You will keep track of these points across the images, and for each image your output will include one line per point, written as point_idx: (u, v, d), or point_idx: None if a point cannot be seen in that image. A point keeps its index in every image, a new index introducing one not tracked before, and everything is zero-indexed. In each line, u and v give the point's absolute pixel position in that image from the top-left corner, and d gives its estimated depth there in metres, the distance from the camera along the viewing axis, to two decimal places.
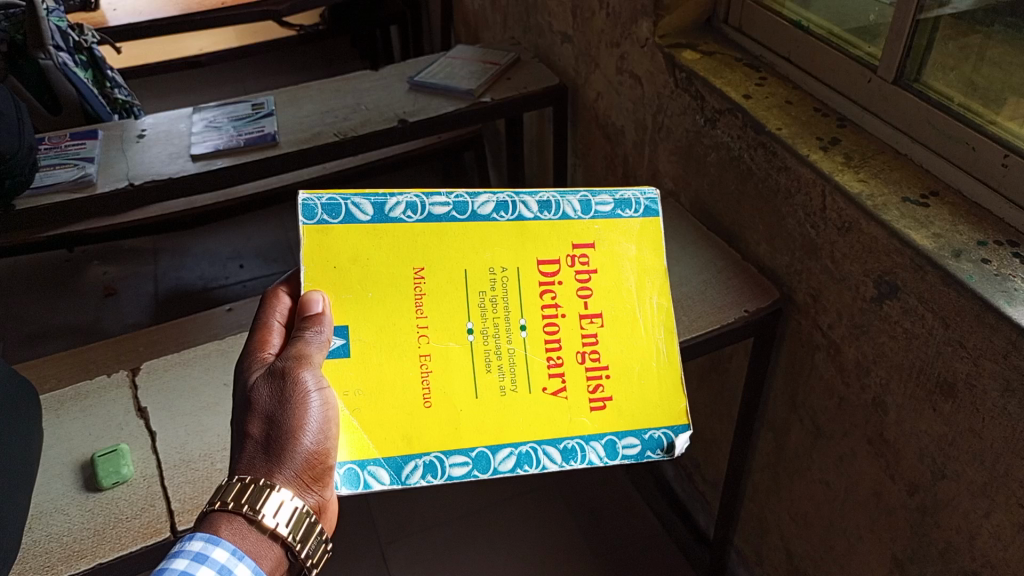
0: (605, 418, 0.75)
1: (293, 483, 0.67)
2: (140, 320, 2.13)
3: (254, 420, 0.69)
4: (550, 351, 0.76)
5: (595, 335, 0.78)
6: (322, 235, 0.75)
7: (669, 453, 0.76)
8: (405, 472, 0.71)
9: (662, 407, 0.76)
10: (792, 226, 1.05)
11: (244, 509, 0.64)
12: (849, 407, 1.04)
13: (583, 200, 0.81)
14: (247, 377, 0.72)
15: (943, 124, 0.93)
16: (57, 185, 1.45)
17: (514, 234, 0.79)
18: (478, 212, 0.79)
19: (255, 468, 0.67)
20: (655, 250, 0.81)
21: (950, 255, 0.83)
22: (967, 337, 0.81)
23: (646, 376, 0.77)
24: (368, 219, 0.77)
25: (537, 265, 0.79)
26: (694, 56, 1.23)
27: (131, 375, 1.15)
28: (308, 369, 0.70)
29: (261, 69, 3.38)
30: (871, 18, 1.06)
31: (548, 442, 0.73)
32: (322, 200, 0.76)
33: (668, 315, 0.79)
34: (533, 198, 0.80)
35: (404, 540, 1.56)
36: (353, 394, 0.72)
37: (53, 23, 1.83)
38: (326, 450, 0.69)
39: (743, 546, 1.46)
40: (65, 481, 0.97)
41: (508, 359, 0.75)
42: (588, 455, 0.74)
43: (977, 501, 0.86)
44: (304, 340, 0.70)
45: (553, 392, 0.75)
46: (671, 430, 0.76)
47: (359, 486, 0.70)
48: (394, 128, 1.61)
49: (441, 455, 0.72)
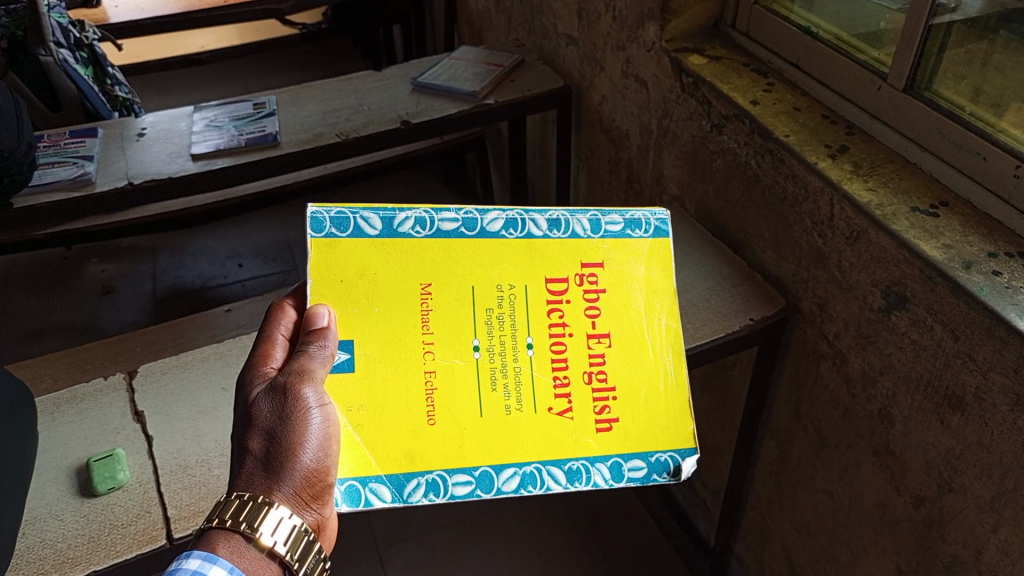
0: (611, 440, 0.74)
1: (292, 501, 0.66)
2: (138, 319, 2.11)
3: (254, 435, 0.68)
4: (556, 370, 0.75)
5: (602, 355, 0.76)
6: (330, 248, 0.75)
7: (676, 478, 0.74)
8: (407, 490, 0.70)
9: (669, 429, 0.75)
10: (799, 234, 1.04)
11: (242, 527, 0.63)
12: (854, 418, 1.03)
13: (593, 219, 0.80)
14: (248, 392, 0.71)
15: (954, 133, 0.91)
16: (56, 183, 1.43)
17: (523, 251, 0.78)
18: (486, 229, 0.78)
19: (254, 485, 0.66)
20: (665, 271, 0.80)
21: (960, 266, 0.82)
22: (977, 350, 0.80)
23: (653, 399, 0.76)
24: (376, 233, 0.76)
25: (544, 283, 0.77)
26: (700, 61, 1.22)
27: (128, 378, 1.13)
28: (310, 385, 0.69)
29: (263, 67, 3.38)
30: (881, 25, 1.04)
31: (553, 462, 0.72)
32: (331, 214, 0.76)
33: (676, 336, 0.77)
34: (543, 215, 0.79)
35: (402, 546, 1.56)
36: (356, 410, 0.71)
37: (54, 20, 1.82)
38: (326, 468, 0.67)
39: (743, 554, 1.45)
40: (60, 486, 0.95)
41: (514, 378, 0.74)
42: (593, 477, 0.73)
43: (984, 516, 0.85)
44: (307, 355, 0.70)
45: (559, 413, 0.74)
46: (678, 453, 0.74)
47: (359, 504, 0.69)
48: (396, 129, 1.59)
49: (444, 473, 0.70)
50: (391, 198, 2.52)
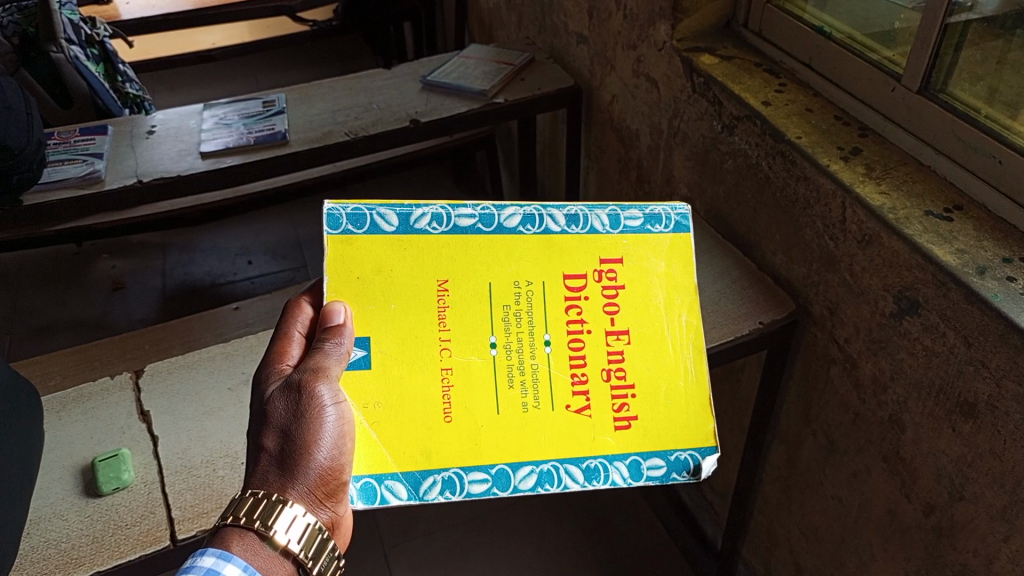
0: (630, 438, 0.73)
1: (306, 499, 0.66)
2: (148, 315, 2.12)
3: (269, 433, 0.68)
4: (574, 368, 0.74)
5: (620, 352, 0.75)
6: (347, 245, 0.74)
7: (695, 476, 0.73)
8: (423, 487, 0.69)
9: (689, 428, 0.74)
10: (810, 237, 1.03)
11: (256, 525, 0.63)
12: (864, 424, 1.02)
13: (612, 214, 0.79)
14: (264, 389, 0.71)
15: (969, 135, 0.90)
16: (65, 180, 1.43)
17: (541, 247, 0.77)
18: (504, 225, 0.77)
19: (269, 483, 0.66)
20: (685, 266, 0.79)
21: (974, 272, 0.81)
22: (989, 357, 0.79)
23: (673, 397, 0.75)
24: (393, 229, 0.75)
25: (562, 280, 0.77)
26: (712, 61, 1.21)
27: (135, 377, 1.13)
28: (325, 382, 0.69)
29: (274, 63, 3.39)
30: (896, 25, 1.03)
31: (570, 460, 0.72)
32: (347, 210, 0.75)
33: (697, 333, 0.76)
34: (561, 211, 0.78)
35: (408, 544, 1.56)
36: (373, 407, 0.71)
37: (65, 17, 1.83)
38: (340, 466, 0.67)
39: (751, 558, 1.44)
40: (66, 485, 0.96)
41: (531, 375, 0.73)
42: (611, 475, 0.72)
43: (996, 525, 0.84)
44: (323, 352, 0.69)
45: (577, 410, 0.73)
46: (698, 452, 0.73)
47: (376, 501, 0.69)
48: (405, 128, 1.59)
49: (461, 471, 0.70)
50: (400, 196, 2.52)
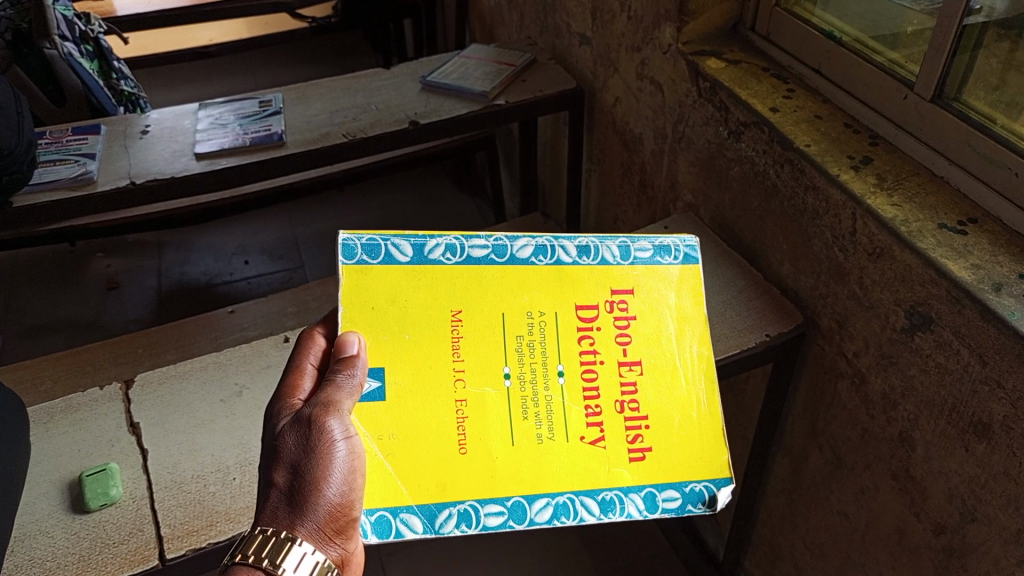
0: (644, 470, 0.70)
1: (315, 537, 0.62)
2: (142, 316, 2.10)
3: (279, 468, 0.65)
4: (588, 399, 0.72)
5: (634, 383, 0.73)
6: (361, 275, 0.72)
7: (711, 508, 0.70)
8: (439, 520, 0.66)
9: (703, 459, 0.72)
10: (819, 248, 1.00)
11: (264, 563, 0.60)
12: (873, 440, 1.00)
13: (623, 245, 0.78)
14: (275, 424, 0.68)
15: (985, 147, 0.87)
16: (57, 182, 1.41)
17: (553, 278, 0.75)
18: (516, 255, 0.75)
19: (278, 520, 0.63)
20: (696, 298, 0.77)
21: (990, 289, 0.78)
22: (1005, 377, 0.77)
23: (687, 428, 0.72)
24: (407, 260, 0.73)
25: (575, 310, 0.75)
26: (718, 64, 1.18)
27: (125, 388, 1.10)
28: (336, 417, 0.66)
29: (272, 59, 3.36)
30: (906, 28, 1.00)
31: (586, 492, 0.69)
32: (362, 240, 0.73)
33: (708, 364, 0.75)
34: (572, 241, 0.77)
35: (404, 553, 1.55)
36: (387, 439, 0.68)
37: (59, 13, 1.79)
38: (350, 503, 0.64)
39: (753, 570, 1.42)
40: (51, 501, 0.93)
41: (545, 407, 0.71)
42: (627, 508, 0.69)
43: (1010, 549, 0.82)
44: (334, 386, 0.66)
45: (591, 442, 0.70)
46: (713, 483, 0.71)
47: (390, 535, 0.66)
48: (405, 130, 1.56)
49: (476, 504, 0.67)
50: (398, 198, 2.50)
